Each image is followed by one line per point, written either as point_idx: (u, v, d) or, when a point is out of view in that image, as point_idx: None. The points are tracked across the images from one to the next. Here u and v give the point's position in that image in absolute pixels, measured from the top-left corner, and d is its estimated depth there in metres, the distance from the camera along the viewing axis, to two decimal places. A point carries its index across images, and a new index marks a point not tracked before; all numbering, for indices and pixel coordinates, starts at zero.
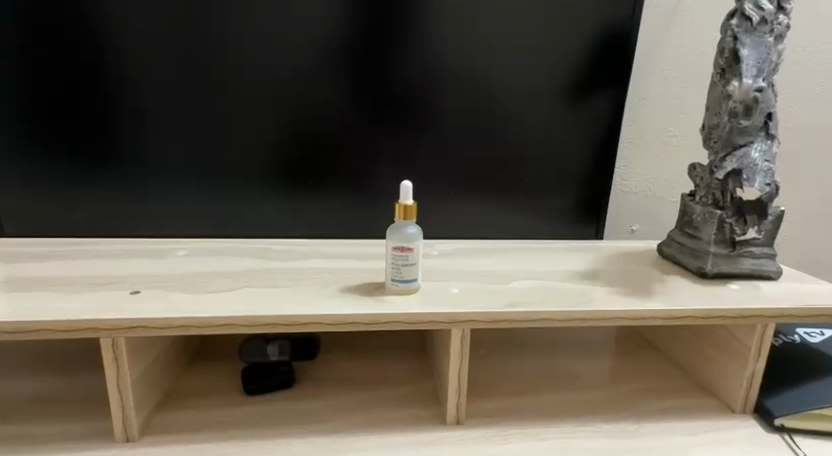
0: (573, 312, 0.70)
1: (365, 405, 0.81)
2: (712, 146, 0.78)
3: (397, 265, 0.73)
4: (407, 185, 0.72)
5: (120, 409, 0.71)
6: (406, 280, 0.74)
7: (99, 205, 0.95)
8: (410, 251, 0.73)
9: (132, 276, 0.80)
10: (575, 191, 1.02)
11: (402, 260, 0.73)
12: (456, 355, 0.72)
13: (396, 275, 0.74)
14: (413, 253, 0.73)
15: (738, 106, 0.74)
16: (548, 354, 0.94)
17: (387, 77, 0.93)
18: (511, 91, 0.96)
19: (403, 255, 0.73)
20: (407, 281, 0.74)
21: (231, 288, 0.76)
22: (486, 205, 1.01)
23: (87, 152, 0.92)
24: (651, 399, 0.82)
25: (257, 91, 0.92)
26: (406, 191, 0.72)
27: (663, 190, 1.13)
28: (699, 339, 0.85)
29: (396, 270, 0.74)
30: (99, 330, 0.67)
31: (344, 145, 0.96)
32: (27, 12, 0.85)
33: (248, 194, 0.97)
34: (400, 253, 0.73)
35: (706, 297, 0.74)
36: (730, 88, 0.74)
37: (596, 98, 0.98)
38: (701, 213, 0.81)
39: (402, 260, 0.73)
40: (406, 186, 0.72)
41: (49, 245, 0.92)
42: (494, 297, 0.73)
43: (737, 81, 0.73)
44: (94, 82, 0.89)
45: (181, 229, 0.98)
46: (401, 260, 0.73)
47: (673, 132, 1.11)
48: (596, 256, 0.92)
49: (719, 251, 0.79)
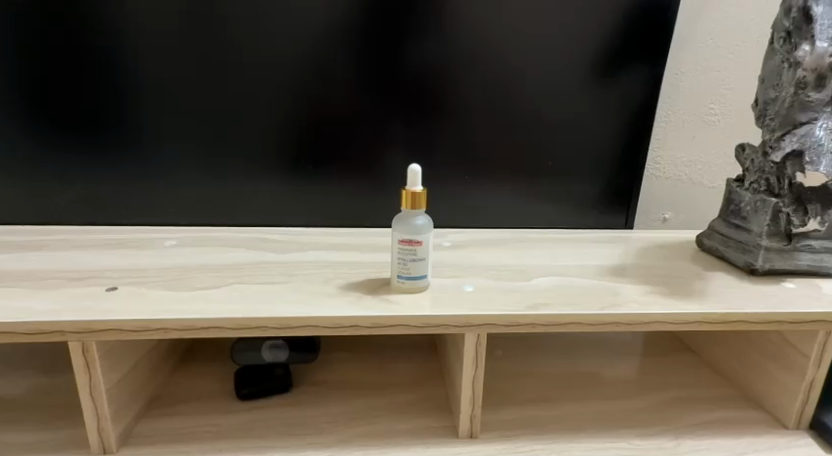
0: (606, 315, 0.61)
1: (369, 413, 0.73)
2: (767, 124, 0.69)
3: (404, 261, 0.65)
4: (414, 169, 0.63)
5: (95, 419, 0.64)
6: (414, 277, 0.65)
7: (84, 191, 0.87)
8: (419, 244, 0.64)
9: (111, 270, 0.72)
10: (603, 177, 0.93)
11: (410, 255, 0.65)
12: (471, 362, 0.64)
13: (405, 272, 0.65)
14: (423, 247, 0.64)
15: (809, 75, 0.64)
16: (572, 358, 0.86)
17: (397, 48, 0.84)
18: (537, 65, 0.86)
19: (413, 250, 0.64)
20: (415, 278, 0.65)
21: (218, 285, 0.68)
22: (504, 191, 0.92)
23: (69, 132, 0.83)
24: (688, 412, 0.74)
25: (254, 65, 0.83)
26: (414, 175, 0.64)
27: (699, 175, 1.03)
28: (747, 344, 0.76)
29: (403, 267, 0.65)
30: (67, 334, 0.60)
31: (351, 126, 0.87)
32: None
33: (244, 179, 0.88)
34: (408, 247, 0.64)
35: (757, 299, 0.65)
36: (800, 53, 0.63)
37: (630, 73, 0.88)
38: (751, 201, 0.71)
39: (410, 255, 0.65)
40: (413, 170, 0.63)
41: (29, 234, 0.84)
42: (515, 297, 0.64)
43: (809, 45, 0.63)
44: (73, 55, 0.80)
45: (171, 217, 0.90)
46: (409, 255, 0.65)
47: (713, 110, 1.01)
48: (627, 248, 0.83)
49: (773, 244, 0.69)
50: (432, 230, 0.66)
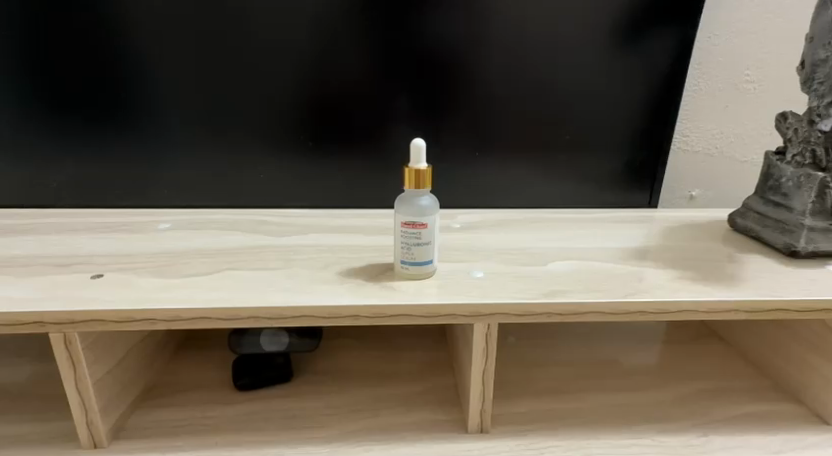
0: (630, 304, 0.56)
1: (373, 406, 0.69)
2: (813, 89, 0.62)
3: (408, 245, 0.60)
4: (417, 144, 0.58)
5: (81, 414, 0.60)
6: (419, 263, 0.60)
7: (76, 172, 0.82)
8: (423, 227, 0.59)
9: (98, 256, 0.68)
10: (625, 152, 0.86)
11: (414, 239, 0.59)
12: (480, 354, 0.58)
13: (409, 257, 0.60)
14: (427, 230, 0.59)
15: None
16: (591, 347, 0.80)
17: (404, 14, 0.77)
18: (556, 30, 0.79)
19: (417, 234, 0.59)
20: (420, 264, 0.60)
21: (211, 272, 0.64)
22: (518, 168, 0.86)
23: (56, 110, 0.79)
24: (716, 406, 0.69)
25: (249, 34, 0.77)
26: (418, 151, 0.58)
27: (730, 149, 0.96)
28: (782, 333, 0.71)
29: (407, 251, 0.60)
30: (46, 325, 0.55)
31: (355, 101, 0.81)
32: None
33: (241, 158, 0.83)
34: (411, 230, 0.59)
35: (799, 284, 0.59)
36: None
37: (658, 37, 0.81)
38: (793, 176, 0.65)
39: (414, 240, 0.59)
40: (416, 145, 0.58)
41: (18, 217, 0.80)
42: (529, 284, 0.59)
43: None
44: (58, 26, 0.75)
45: (167, 198, 0.85)
46: (412, 239, 0.59)
47: (748, 77, 0.93)
48: (652, 229, 0.76)
49: (817, 224, 0.63)
50: (439, 212, 0.60)
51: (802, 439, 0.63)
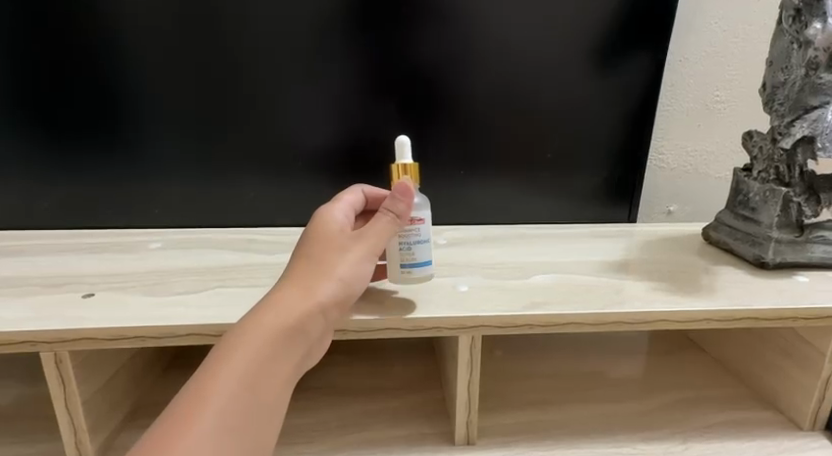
0: (608, 314, 0.58)
1: (363, 420, 0.70)
2: (776, 109, 0.65)
3: (407, 243, 0.58)
4: (401, 141, 0.59)
5: (70, 434, 0.60)
6: (419, 261, 0.59)
7: (66, 193, 0.84)
8: (421, 223, 0.57)
9: (89, 276, 0.69)
10: (604, 169, 0.89)
11: (413, 236, 0.57)
12: (466, 366, 0.60)
13: (409, 258, 0.58)
14: (425, 225, 0.58)
15: (822, 55, 0.60)
16: (573, 359, 0.83)
17: (386, 40, 0.80)
18: (532, 54, 0.83)
19: (415, 230, 0.57)
20: (420, 263, 0.59)
21: (200, 289, 0.65)
22: (501, 185, 0.89)
23: (48, 133, 0.80)
24: (696, 415, 0.71)
25: (237, 59, 0.80)
26: (403, 148, 0.59)
27: (705, 166, 1.00)
28: (758, 342, 0.74)
29: (407, 249, 0.58)
30: (38, 344, 0.56)
31: (341, 122, 0.83)
32: None
33: (231, 178, 0.85)
34: (410, 227, 0.57)
35: (772, 294, 0.61)
36: (810, 32, 0.59)
37: (631, 60, 0.84)
38: (759, 191, 0.68)
39: (414, 236, 0.57)
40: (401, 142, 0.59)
41: (10, 239, 0.81)
42: (511, 296, 0.61)
43: (821, 24, 0.59)
44: (52, 52, 0.77)
45: (157, 218, 0.86)
46: (412, 236, 0.57)
47: (718, 97, 0.97)
48: (630, 243, 0.79)
49: (784, 236, 0.66)
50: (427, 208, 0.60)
51: (777, 444, 0.66)
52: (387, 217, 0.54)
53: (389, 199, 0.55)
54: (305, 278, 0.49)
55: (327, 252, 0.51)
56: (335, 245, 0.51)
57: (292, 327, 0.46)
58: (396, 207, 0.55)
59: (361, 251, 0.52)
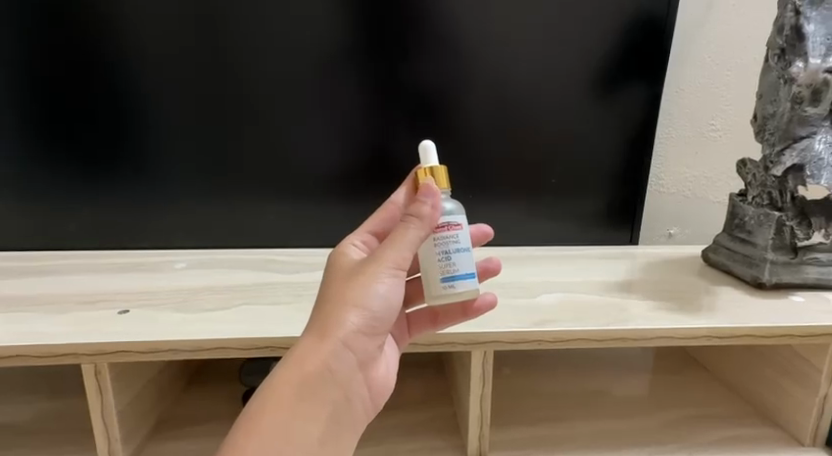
0: (613, 331, 0.61)
1: (378, 434, 0.74)
2: (767, 139, 0.69)
3: (447, 252, 0.49)
4: (425, 144, 0.54)
5: (104, 443, 0.63)
6: (462, 275, 0.50)
7: (97, 216, 0.88)
8: (459, 229, 0.50)
9: (122, 293, 0.73)
10: (607, 193, 0.94)
11: (452, 244, 0.50)
12: (478, 380, 0.64)
13: (450, 271, 0.49)
14: (463, 232, 0.51)
15: (805, 91, 0.64)
16: (580, 378, 0.86)
17: (399, 72, 0.85)
18: (537, 85, 0.88)
19: (451, 236, 0.50)
20: (463, 276, 0.50)
21: (226, 306, 0.69)
22: (509, 209, 0.93)
23: (83, 160, 0.85)
24: (699, 430, 0.74)
25: (259, 90, 0.85)
26: (426, 152, 0.54)
27: (703, 191, 1.04)
28: (758, 359, 0.77)
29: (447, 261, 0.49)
30: (80, 356, 0.60)
31: (354, 148, 0.88)
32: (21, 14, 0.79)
33: (251, 202, 0.89)
34: (446, 233, 0.49)
35: (770, 312, 0.65)
36: (793, 70, 0.64)
37: (629, 91, 0.89)
38: (754, 215, 0.72)
39: (453, 245, 0.50)
40: (425, 146, 0.54)
41: (44, 260, 0.86)
42: (520, 314, 0.65)
43: (802, 62, 0.63)
44: (90, 84, 0.82)
45: (181, 239, 0.90)
46: (450, 244, 0.50)
47: (714, 126, 1.01)
48: (633, 264, 0.83)
49: (779, 258, 0.69)
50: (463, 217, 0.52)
51: None
52: (409, 222, 0.47)
53: (412, 202, 0.48)
54: (326, 315, 0.45)
55: (344, 283, 0.46)
56: (357, 276, 0.46)
57: (314, 372, 0.43)
58: (419, 209, 0.47)
59: (383, 270, 0.46)
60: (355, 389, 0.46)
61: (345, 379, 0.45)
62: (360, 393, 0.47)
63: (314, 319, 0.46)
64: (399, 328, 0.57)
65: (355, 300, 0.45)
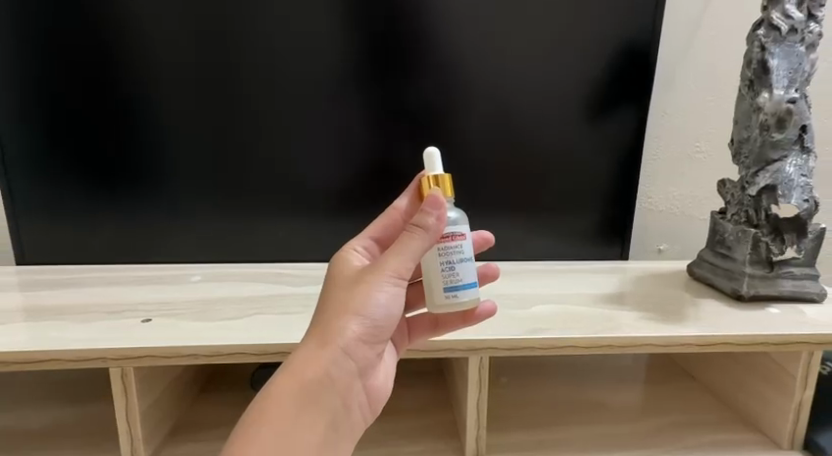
0: (601, 338, 0.66)
1: (382, 437, 0.78)
2: (743, 162, 0.75)
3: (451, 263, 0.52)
4: (430, 152, 0.55)
5: (127, 442, 0.68)
6: (465, 284, 0.53)
7: (118, 232, 0.93)
8: (463, 239, 0.53)
9: (143, 304, 0.78)
10: (598, 211, 0.99)
11: (456, 255, 0.52)
12: (475, 384, 0.68)
13: (453, 281, 0.52)
14: (467, 242, 0.53)
15: (770, 119, 0.70)
16: (574, 386, 0.90)
17: (401, 98, 0.91)
18: (530, 110, 0.93)
19: (456, 248, 0.52)
20: (466, 286, 0.53)
21: (240, 316, 0.74)
22: (505, 226, 0.98)
23: (107, 179, 0.91)
24: (685, 435, 0.78)
25: (270, 114, 0.91)
26: (431, 159, 0.55)
27: (691, 209, 1.09)
28: (741, 368, 0.81)
29: (451, 271, 0.52)
30: (108, 360, 0.64)
31: (358, 168, 0.93)
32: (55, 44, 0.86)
33: (261, 218, 0.95)
34: (450, 243, 0.52)
35: (747, 322, 0.70)
36: (760, 100, 0.71)
37: (617, 115, 0.95)
38: (733, 231, 0.77)
39: (457, 255, 0.52)
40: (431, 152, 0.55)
41: (67, 273, 0.91)
42: (515, 323, 0.70)
43: (767, 93, 0.70)
44: (114, 108, 0.88)
45: (196, 254, 0.95)
46: (454, 254, 0.52)
47: (699, 148, 1.07)
48: (623, 277, 0.88)
49: (756, 272, 0.74)
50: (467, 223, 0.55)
51: None
52: (413, 232, 0.49)
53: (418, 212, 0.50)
54: (327, 321, 0.49)
55: (346, 290, 0.50)
56: (357, 284, 0.50)
57: (314, 373, 0.47)
58: (425, 220, 0.49)
59: (383, 279, 0.50)
60: (353, 391, 0.50)
61: (343, 381, 0.49)
62: (357, 394, 0.51)
63: (316, 324, 0.50)
64: (399, 332, 0.61)
65: (355, 307, 0.49)
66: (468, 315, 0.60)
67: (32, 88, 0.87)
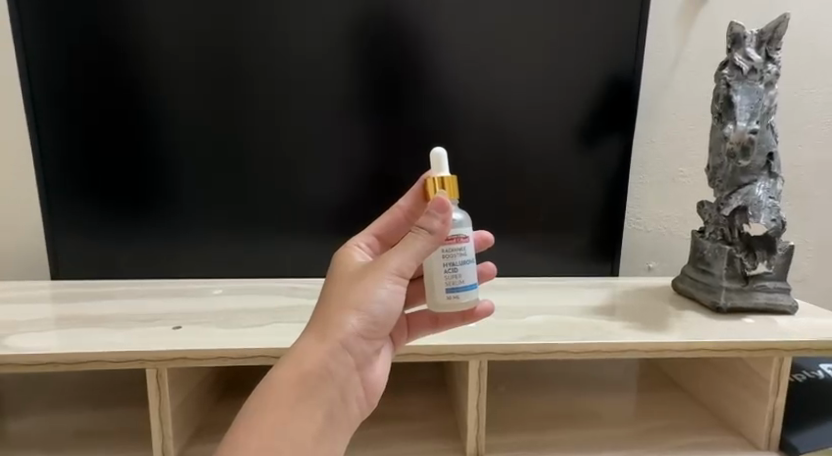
0: (589, 344, 0.73)
1: (389, 438, 0.84)
2: (717, 185, 0.83)
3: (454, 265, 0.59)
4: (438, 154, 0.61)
5: (159, 437, 0.74)
6: (466, 285, 0.60)
7: (145, 248, 1.01)
8: (465, 242, 0.60)
9: (172, 313, 0.86)
10: (590, 231, 1.06)
11: (459, 257, 0.59)
12: (474, 386, 0.75)
13: (456, 282, 0.59)
14: (468, 245, 0.60)
15: (735, 147, 0.77)
16: (568, 395, 0.96)
17: (406, 126, 0.99)
18: (525, 138, 1.01)
19: (459, 249, 0.59)
20: (467, 286, 0.60)
21: (261, 324, 0.81)
22: (504, 244, 1.05)
23: (136, 199, 0.99)
24: (670, 438, 0.84)
25: (286, 141, 0.99)
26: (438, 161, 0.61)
27: (678, 229, 1.16)
28: (722, 376, 0.87)
29: (454, 272, 0.59)
30: (145, 361, 0.72)
31: (366, 190, 1.01)
32: (94, 77, 0.95)
33: (277, 236, 1.02)
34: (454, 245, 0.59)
35: (723, 331, 0.76)
36: (727, 130, 0.78)
37: (604, 143, 1.03)
38: (711, 248, 0.84)
39: (460, 257, 0.59)
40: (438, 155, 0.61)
41: (99, 286, 0.99)
42: (510, 330, 0.76)
43: (732, 124, 0.77)
44: (145, 135, 0.97)
45: (217, 269, 1.03)
46: (456, 257, 0.59)
47: (683, 173, 1.14)
48: (612, 292, 0.95)
49: (732, 285, 0.81)
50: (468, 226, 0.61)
51: None
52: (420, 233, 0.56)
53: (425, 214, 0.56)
54: (330, 312, 0.56)
55: (349, 286, 0.57)
56: (359, 281, 0.57)
57: (317, 359, 0.54)
58: (430, 222, 0.55)
59: (383, 277, 0.57)
60: (351, 376, 0.57)
61: (342, 367, 0.56)
62: (355, 380, 0.58)
63: (320, 315, 0.57)
64: (400, 328, 0.67)
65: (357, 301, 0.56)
66: (467, 314, 0.65)
67: (72, 116, 0.95)
